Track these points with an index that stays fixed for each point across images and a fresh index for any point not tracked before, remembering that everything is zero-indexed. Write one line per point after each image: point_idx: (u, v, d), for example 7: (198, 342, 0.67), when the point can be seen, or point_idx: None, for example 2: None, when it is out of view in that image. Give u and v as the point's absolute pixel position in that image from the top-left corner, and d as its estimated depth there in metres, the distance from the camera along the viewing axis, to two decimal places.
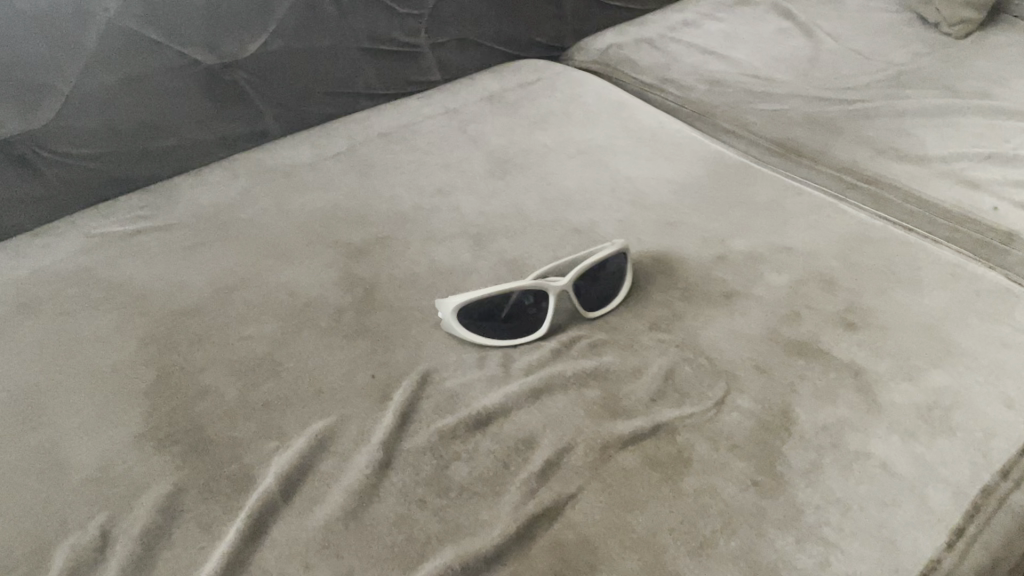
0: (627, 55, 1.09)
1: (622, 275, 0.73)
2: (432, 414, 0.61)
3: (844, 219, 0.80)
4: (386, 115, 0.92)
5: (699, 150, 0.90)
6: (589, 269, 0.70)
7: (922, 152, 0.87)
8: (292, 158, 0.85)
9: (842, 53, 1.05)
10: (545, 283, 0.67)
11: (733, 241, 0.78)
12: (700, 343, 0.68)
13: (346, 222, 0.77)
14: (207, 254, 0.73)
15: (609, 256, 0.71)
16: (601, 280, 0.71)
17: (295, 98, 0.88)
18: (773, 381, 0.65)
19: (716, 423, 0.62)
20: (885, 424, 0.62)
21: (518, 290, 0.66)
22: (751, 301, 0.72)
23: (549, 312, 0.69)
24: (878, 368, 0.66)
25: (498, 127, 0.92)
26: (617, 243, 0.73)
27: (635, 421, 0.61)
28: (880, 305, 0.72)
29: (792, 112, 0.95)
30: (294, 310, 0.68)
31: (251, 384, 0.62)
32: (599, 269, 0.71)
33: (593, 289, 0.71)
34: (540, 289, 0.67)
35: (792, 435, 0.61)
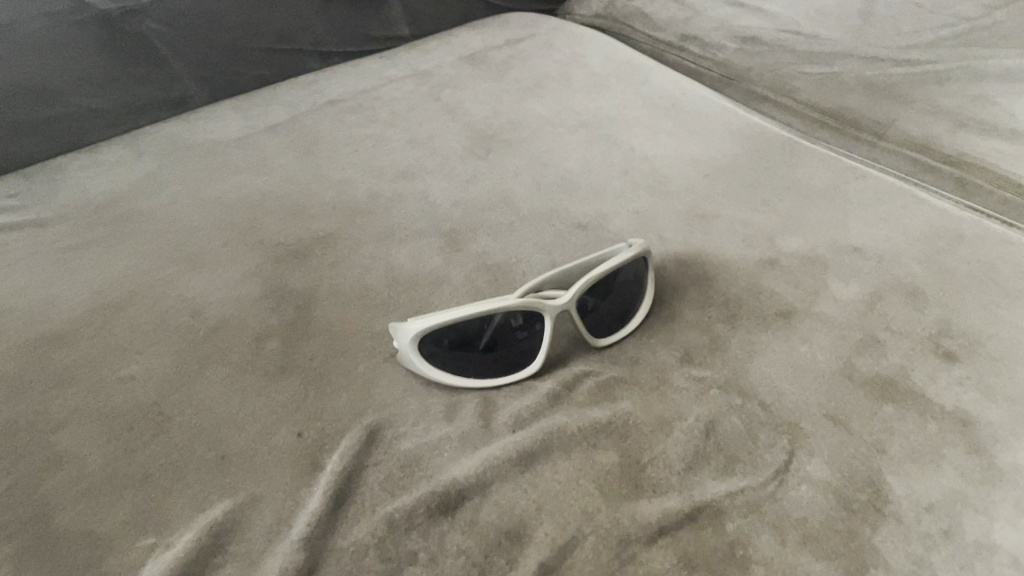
0: (637, 8, 0.90)
1: (642, 289, 0.55)
2: (381, 490, 0.43)
3: (924, 210, 0.62)
4: (341, 79, 0.74)
5: (732, 122, 0.72)
6: (599, 280, 0.52)
7: (1013, 124, 0.69)
8: (217, 131, 0.67)
9: (900, 6, 0.87)
10: (542, 303, 0.49)
11: (783, 240, 0.60)
12: (750, 384, 0.50)
13: (276, 214, 0.59)
14: (87, 258, 0.55)
15: (625, 262, 0.53)
16: (614, 295, 0.53)
17: (221, 56, 0.70)
18: (852, 438, 0.47)
19: (779, 502, 0.44)
20: (1013, 499, 0.45)
21: (505, 312, 0.48)
22: (813, 322, 0.54)
23: (545, 341, 0.50)
24: (993, 417, 0.49)
25: (480, 94, 0.73)
26: (636, 244, 0.55)
27: (666, 501, 0.44)
28: (985, 325, 0.54)
29: (845, 75, 0.77)
30: (197, 338, 0.50)
31: (126, 448, 0.44)
32: (611, 280, 0.53)
33: (603, 307, 0.53)
34: (535, 310, 0.49)
35: (886, 519, 0.44)
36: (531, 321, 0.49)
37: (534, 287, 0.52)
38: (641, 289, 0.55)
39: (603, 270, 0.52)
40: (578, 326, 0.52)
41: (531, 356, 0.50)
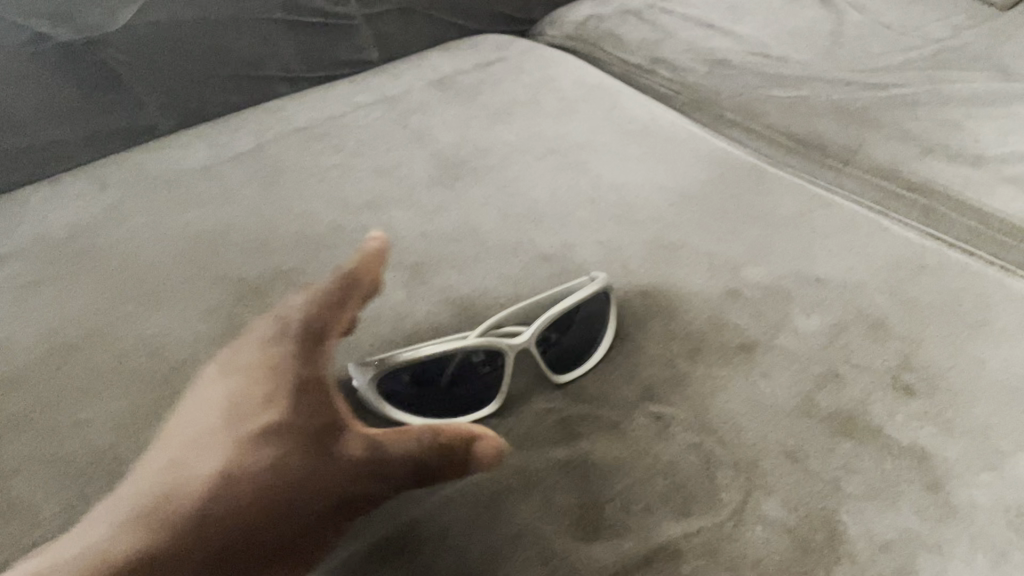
0: (609, 29, 0.90)
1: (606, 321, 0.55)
2: (338, 535, 0.43)
3: (889, 238, 0.63)
4: (309, 104, 0.74)
5: (700, 148, 0.72)
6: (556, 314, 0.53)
7: (977, 150, 0.70)
8: (182, 160, 0.66)
9: (870, 27, 0.87)
10: (502, 340, 0.51)
11: (748, 270, 0.60)
12: (711, 421, 0.50)
13: (239, 247, 0.59)
14: (46, 297, 0.54)
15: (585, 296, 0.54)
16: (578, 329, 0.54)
17: (187, 84, 0.69)
18: (810, 476, 0.48)
19: (736, 542, 0.44)
20: (967, 539, 0.45)
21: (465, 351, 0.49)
22: (775, 355, 0.54)
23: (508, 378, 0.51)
24: (949, 453, 0.49)
25: (449, 120, 0.73)
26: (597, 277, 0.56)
27: (624, 543, 0.44)
28: (946, 358, 0.54)
29: (813, 99, 0.77)
30: (155, 380, 0.49)
31: (80, 496, 0.44)
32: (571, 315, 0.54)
33: (567, 342, 0.54)
34: (495, 347, 0.50)
35: (840, 559, 0.44)
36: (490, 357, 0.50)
37: (497, 325, 0.53)
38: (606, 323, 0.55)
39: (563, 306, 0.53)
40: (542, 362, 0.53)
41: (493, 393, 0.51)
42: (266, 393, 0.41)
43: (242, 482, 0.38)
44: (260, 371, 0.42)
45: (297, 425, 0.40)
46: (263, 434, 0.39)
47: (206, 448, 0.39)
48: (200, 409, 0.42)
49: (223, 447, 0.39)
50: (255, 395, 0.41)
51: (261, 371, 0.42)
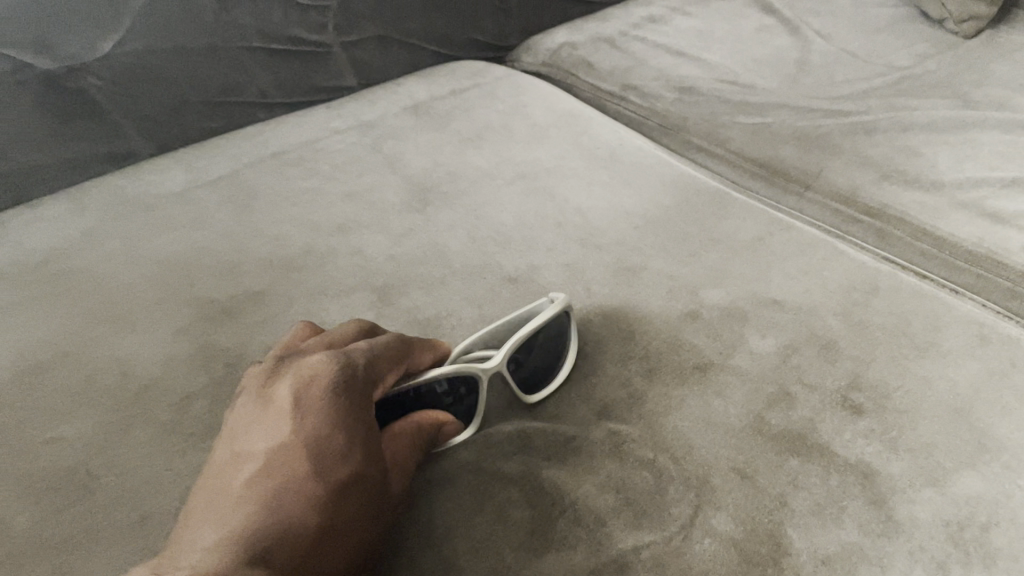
0: (582, 57, 0.93)
1: (567, 342, 0.57)
2: None
3: (843, 262, 0.65)
4: (285, 130, 0.76)
5: (666, 173, 0.74)
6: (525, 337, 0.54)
7: (934, 176, 0.72)
8: (159, 185, 0.68)
9: (835, 55, 0.90)
10: (475, 367, 0.51)
11: (706, 292, 0.62)
12: (663, 439, 0.52)
13: (212, 270, 0.60)
14: (21, 318, 0.56)
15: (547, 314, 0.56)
16: (543, 351, 0.55)
17: (166, 110, 0.72)
18: (758, 492, 0.49)
19: (684, 554, 0.46)
20: (907, 552, 0.47)
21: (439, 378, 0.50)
22: (729, 375, 0.56)
23: (480, 402, 0.52)
24: (893, 470, 0.51)
25: (422, 146, 0.75)
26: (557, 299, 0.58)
27: (573, 555, 0.45)
28: (894, 379, 0.56)
29: (777, 125, 0.80)
30: (125, 398, 0.51)
31: (47, 511, 0.45)
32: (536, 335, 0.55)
33: (533, 364, 0.55)
34: (468, 374, 0.51)
35: (784, 572, 0.45)
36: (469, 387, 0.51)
37: (465, 351, 0.54)
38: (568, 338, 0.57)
39: (529, 329, 0.54)
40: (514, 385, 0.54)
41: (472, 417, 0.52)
42: (340, 447, 0.41)
43: (324, 545, 0.38)
44: (330, 421, 0.41)
45: (362, 484, 0.41)
46: (339, 491, 0.40)
47: (286, 502, 0.38)
48: (259, 454, 0.40)
49: (305, 504, 0.39)
50: (329, 447, 0.41)
51: (329, 419, 0.42)
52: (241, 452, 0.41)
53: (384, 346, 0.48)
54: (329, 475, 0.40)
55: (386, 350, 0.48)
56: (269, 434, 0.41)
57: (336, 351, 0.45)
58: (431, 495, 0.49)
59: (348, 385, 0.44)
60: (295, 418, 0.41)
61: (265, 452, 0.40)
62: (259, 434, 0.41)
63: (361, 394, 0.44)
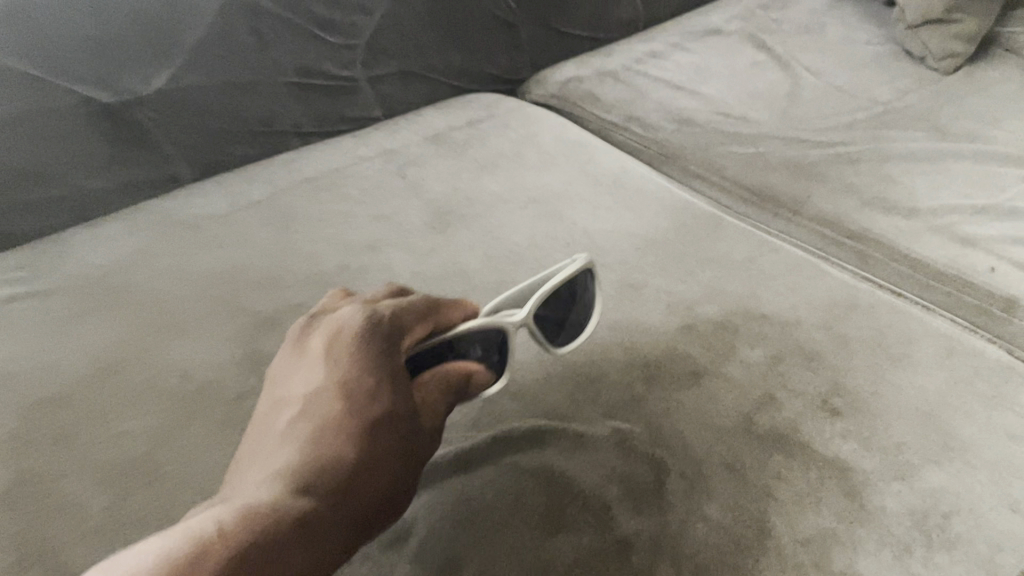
0: (588, 89, 1.00)
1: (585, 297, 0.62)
2: None
3: (826, 281, 0.71)
4: (316, 157, 0.83)
5: (665, 199, 0.81)
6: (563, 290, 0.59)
7: (911, 203, 0.79)
8: (205, 207, 0.75)
9: (823, 89, 0.97)
10: (506, 321, 0.54)
11: (702, 307, 0.69)
12: (663, 437, 0.58)
13: (255, 285, 0.67)
14: (85, 326, 0.63)
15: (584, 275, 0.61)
16: (564, 303, 0.60)
17: (210, 139, 0.78)
18: (746, 483, 0.55)
19: (680, 537, 0.52)
20: (875, 537, 0.53)
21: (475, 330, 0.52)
22: (721, 381, 0.62)
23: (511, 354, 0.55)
24: (867, 466, 0.57)
25: (442, 172, 0.82)
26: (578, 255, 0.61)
27: (583, 538, 0.52)
28: (870, 386, 0.62)
29: (768, 155, 0.86)
30: (183, 397, 0.57)
31: (121, 496, 0.51)
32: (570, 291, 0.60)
33: (555, 316, 0.59)
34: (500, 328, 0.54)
35: (768, 553, 0.52)
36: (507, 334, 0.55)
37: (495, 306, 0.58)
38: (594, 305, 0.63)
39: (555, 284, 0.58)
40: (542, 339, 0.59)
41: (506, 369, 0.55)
42: (369, 388, 0.46)
43: (362, 474, 0.43)
44: (358, 367, 0.46)
45: (393, 420, 0.45)
46: (371, 428, 0.44)
47: (323, 439, 0.44)
48: (297, 399, 0.46)
49: (342, 439, 0.44)
50: (359, 390, 0.45)
51: (358, 366, 0.46)
52: (281, 401, 0.46)
53: (412, 300, 0.51)
54: (359, 413, 0.45)
55: (413, 305, 0.51)
56: (304, 384, 0.46)
57: (363, 307, 0.50)
58: (454, 484, 0.55)
59: (374, 334, 0.48)
60: (327, 367, 0.46)
61: (302, 398, 0.46)
62: (299, 383, 0.47)
63: (387, 341, 0.48)
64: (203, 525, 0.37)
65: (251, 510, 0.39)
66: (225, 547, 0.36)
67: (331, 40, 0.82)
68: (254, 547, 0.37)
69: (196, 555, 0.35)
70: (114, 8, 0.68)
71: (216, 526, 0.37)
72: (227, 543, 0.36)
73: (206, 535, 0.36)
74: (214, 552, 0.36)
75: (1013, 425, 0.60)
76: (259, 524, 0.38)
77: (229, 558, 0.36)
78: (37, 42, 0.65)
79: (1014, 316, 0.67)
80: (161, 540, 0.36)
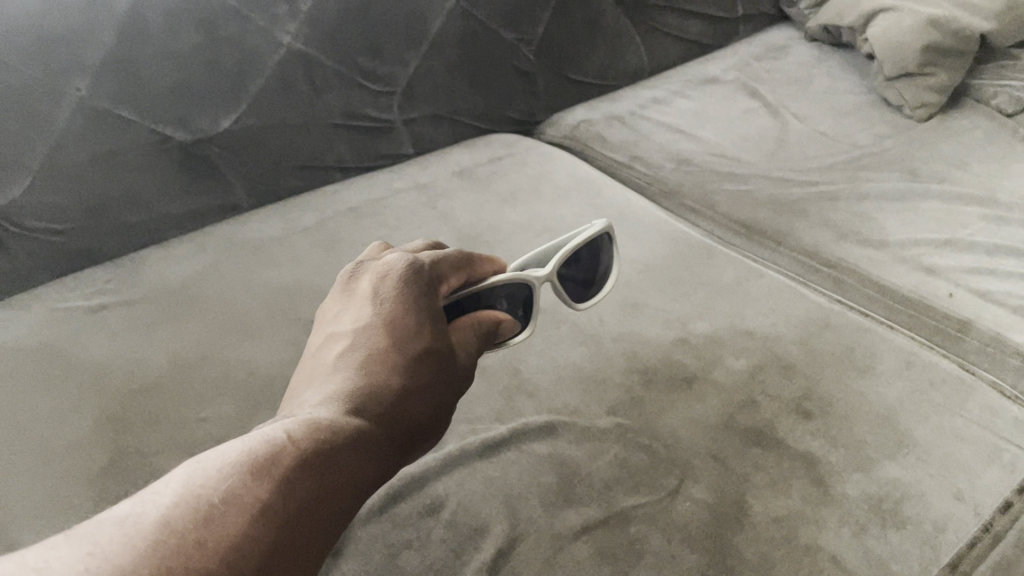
0: (598, 131, 1.11)
1: (585, 268, 0.75)
2: (387, 496, 0.62)
3: (804, 302, 0.82)
4: (357, 189, 0.94)
5: (664, 229, 0.92)
6: (577, 251, 0.74)
7: (882, 236, 0.89)
8: (262, 231, 0.86)
9: (809, 134, 1.08)
10: (533, 277, 0.67)
11: (695, 324, 0.79)
12: (657, 430, 0.68)
13: (309, 298, 0.78)
14: (167, 329, 0.74)
15: (596, 237, 0.76)
16: (570, 268, 0.73)
17: (266, 172, 0.90)
18: (727, 470, 0.65)
19: (670, 513, 0.62)
20: (837, 516, 0.62)
21: (511, 282, 0.65)
22: (709, 386, 0.72)
23: (535, 307, 0.68)
24: (832, 458, 0.66)
25: (467, 204, 0.93)
26: (586, 231, 0.75)
27: (588, 510, 0.62)
28: (837, 393, 0.72)
29: (757, 192, 0.97)
30: (253, 389, 0.68)
31: None
32: (583, 252, 0.75)
33: (564, 277, 0.73)
34: (529, 282, 0.67)
35: (743, 526, 0.61)
36: (531, 290, 0.68)
37: (519, 266, 0.70)
38: (603, 264, 0.78)
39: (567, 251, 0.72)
40: (561, 293, 0.73)
41: (530, 318, 0.68)
42: (409, 327, 0.54)
43: (402, 399, 0.52)
44: (400, 308, 0.55)
45: (429, 356, 0.54)
46: (410, 361, 0.53)
47: (373, 367, 0.52)
48: (347, 335, 0.54)
49: (386, 370, 0.52)
50: (401, 327, 0.54)
51: (400, 308, 0.55)
52: (334, 334, 0.55)
53: (447, 253, 0.61)
54: (404, 347, 0.53)
55: (449, 257, 0.61)
56: (354, 320, 0.55)
57: (404, 255, 0.59)
58: (480, 464, 0.65)
59: (414, 280, 0.56)
60: (374, 307, 0.55)
61: (351, 334, 0.54)
62: (348, 322, 0.55)
63: (424, 288, 0.57)
64: (276, 432, 0.44)
65: (314, 421, 0.46)
66: (297, 448, 0.43)
67: (374, 87, 0.94)
68: (320, 451, 0.44)
69: (274, 453, 0.42)
70: (195, 62, 0.79)
71: (287, 432, 0.44)
72: (299, 446, 0.43)
73: (280, 439, 0.43)
74: (289, 452, 0.42)
75: (961, 427, 0.69)
76: (323, 431, 0.45)
77: (301, 458, 0.42)
78: (129, 88, 0.77)
79: (967, 334, 0.77)
80: (241, 442, 0.43)
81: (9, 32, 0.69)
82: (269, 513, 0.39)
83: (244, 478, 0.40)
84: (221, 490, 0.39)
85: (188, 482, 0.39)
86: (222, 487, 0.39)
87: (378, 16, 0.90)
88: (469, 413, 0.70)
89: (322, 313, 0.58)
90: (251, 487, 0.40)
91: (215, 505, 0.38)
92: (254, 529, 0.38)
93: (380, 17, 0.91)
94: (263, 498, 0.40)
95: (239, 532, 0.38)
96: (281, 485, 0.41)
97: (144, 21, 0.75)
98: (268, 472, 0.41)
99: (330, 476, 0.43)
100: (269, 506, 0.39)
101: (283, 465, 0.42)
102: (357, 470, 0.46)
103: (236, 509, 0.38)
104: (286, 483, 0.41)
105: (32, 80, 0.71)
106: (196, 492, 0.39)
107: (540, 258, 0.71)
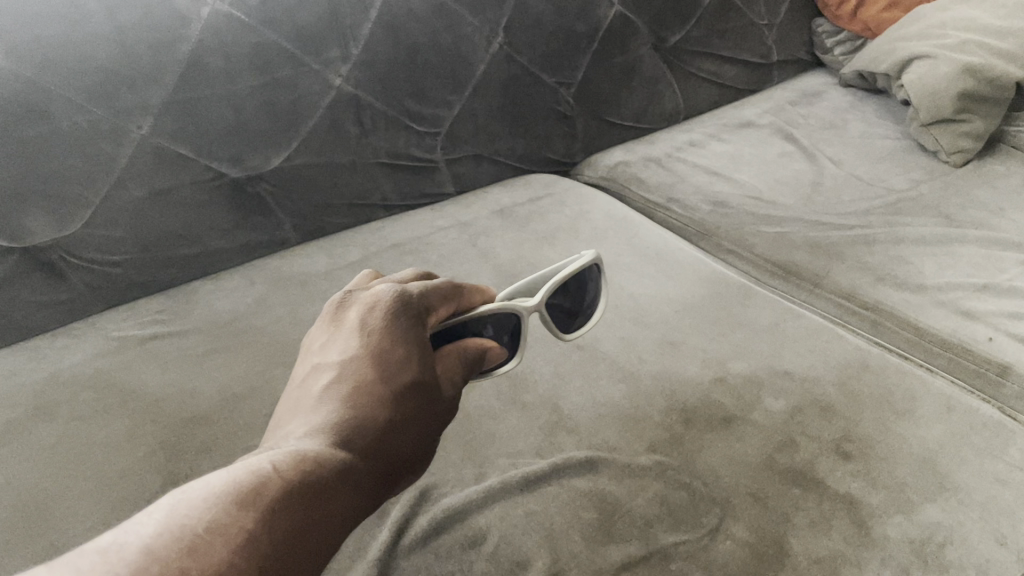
0: (635, 173, 1.14)
1: (580, 291, 0.76)
2: (431, 527, 0.63)
3: (843, 344, 0.82)
4: (400, 227, 0.97)
5: (702, 270, 0.93)
6: (568, 281, 0.74)
7: (920, 280, 0.89)
8: (308, 268, 0.89)
9: (844, 178, 1.09)
10: (520, 306, 0.66)
11: (733, 362, 0.80)
12: (697, 469, 0.69)
13: None
14: (217, 360, 0.76)
15: (585, 268, 0.75)
16: (562, 295, 0.74)
17: (314, 210, 0.94)
18: (768, 511, 0.65)
19: (711, 552, 0.62)
20: (879, 559, 0.62)
21: (498, 311, 0.64)
22: (748, 426, 0.73)
23: (524, 334, 0.68)
24: (872, 501, 0.66)
25: (508, 242, 0.95)
26: (581, 259, 0.75)
27: (630, 546, 0.62)
28: (876, 435, 0.72)
29: (794, 235, 0.98)
30: None
31: None
32: (572, 281, 0.75)
33: (555, 304, 0.73)
34: (514, 311, 0.66)
35: (783, 565, 0.61)
36: (519, 319, 0.67)
37: (508, 294, 0.70)
38: (591, 294, 0.78)
39: (556, 282, 0.72)
40: (550, 321, 0.74)
41: (518, 345, 0.68)
42: (395, 359, 0.54)
43: (386, 432, 0.51)
44: (387, 339, 0.54)
45: (416, 389, 0.54)
46: (395, 393, 0.52)
47: (358, 400, 0.51)
48: (333, 365, 0.53)
49: (371, 401, 0.51)
50: (387, 359, 0.53)
51: (386, 340, 0.54)
52: (320, 365, 0.54)
53: (436, 283, 0.60)
54: (391, 379, 0.53)
55: (438, 287, 0.61)
56: (340, 351, 0.54)
57: (393, 286, 0.58)
58: (524, 498, 0.66)
59: (401, 312, 0.56)
60: (361, 338, 0.54)
61: (338, 364, 0.53)
62: (335, 352, 0.54)
63: (412, 318, 0.56)
64: (261, 463, 0.43)
65: (300, 453, 0.45)
66: (282, 480, 0.42)
67: (418, 128, 0.97)
68: (305, 483, 0.43)
69: (259, 484, 0.41)
70: (251, 103, 0.83)
71: (272, 464, 0.43)
72: (284, 478, 0.42)
73: (266, 470, 0.42)
74: (274, 483, 0.42)
75: (1004, 472, 0.69)
76: (309, 464, 0.44)
77: (286, 489, 0.42)
78: (189, 127, 0.80)
79: (1007, 379, 0.77)
80: (225, 472, 0.42)
81: (78, 75, 0.72)
82: (254, 544, 0.38)
83: (229, 508, 0.39)
84: (206, 519, 0.38)
85: (173, 510, 0.39)
86: (207, 516, 0.38)
87: (425, 60, 0.94)
88: (510, 447, 0.71)
89: (307, 344, 0.57)
90: (237, 515, 0.39)
91: (200, 535, 0.37)
92: (240, 559, 0.37)
93: (427, 60, 0.94)
94: (249, 529, 0.39)
95: (223, 562, 0.37)
96: (267, 516, 0.40)
97: (205, 65, 0.78)
98: (254, 503, 0.40)
99: (315, 510, 0.43)
100: (255, 535, 0.39)
101: (268, 496, 0.41)
102: (342, 504, 0.45)
103: (222, 538, 0.37)
104: (271, 514, 0.40)
105: (99, 118, 0.75)
106: (181, 521, 0.38)
107: (528, 287, 0.72)
